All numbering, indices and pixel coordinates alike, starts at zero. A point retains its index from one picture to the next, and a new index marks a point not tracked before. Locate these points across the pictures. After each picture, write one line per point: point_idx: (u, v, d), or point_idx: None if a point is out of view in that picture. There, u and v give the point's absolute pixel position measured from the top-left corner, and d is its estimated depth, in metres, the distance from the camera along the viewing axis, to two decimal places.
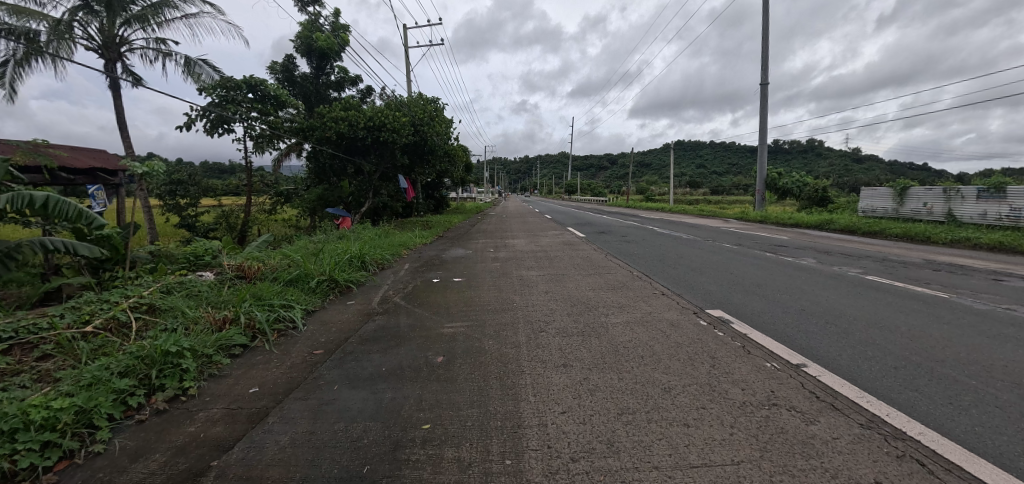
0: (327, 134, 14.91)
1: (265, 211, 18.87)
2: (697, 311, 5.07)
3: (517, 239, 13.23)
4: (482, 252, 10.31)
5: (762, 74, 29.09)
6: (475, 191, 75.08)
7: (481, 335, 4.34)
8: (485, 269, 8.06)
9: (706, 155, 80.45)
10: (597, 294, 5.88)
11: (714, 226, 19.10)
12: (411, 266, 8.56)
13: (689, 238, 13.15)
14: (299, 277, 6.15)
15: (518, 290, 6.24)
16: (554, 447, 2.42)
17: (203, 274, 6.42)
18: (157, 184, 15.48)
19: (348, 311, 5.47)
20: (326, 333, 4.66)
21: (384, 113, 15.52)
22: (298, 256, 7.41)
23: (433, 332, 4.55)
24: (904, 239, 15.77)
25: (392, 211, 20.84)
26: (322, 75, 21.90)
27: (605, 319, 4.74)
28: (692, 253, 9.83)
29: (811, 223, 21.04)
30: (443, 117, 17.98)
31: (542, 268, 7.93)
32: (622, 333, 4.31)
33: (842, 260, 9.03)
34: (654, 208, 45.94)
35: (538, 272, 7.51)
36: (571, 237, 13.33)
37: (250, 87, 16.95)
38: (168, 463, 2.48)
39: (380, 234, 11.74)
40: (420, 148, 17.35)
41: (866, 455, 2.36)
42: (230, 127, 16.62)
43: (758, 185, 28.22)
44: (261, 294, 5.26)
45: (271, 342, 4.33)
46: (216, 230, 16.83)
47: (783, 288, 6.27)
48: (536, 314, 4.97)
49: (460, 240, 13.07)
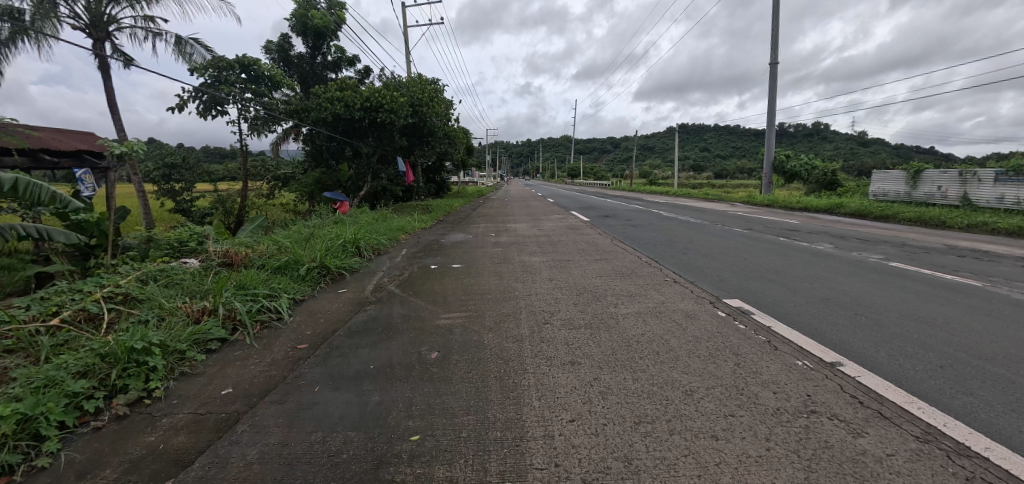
0: (323, 116, 14.39)
1: (264, 196, 18.94)
2: (714, 300, 4.69)
3: (520, 223, 12.86)
4: (482, 237, 9.93)
5: (772, 54, 28.18)
6: (477, 175, 74.35)
7: (480, 328, 3.99)
8: (486, 254, 7.70)
9: (711, 137, 79.08)
10: (604, 282, 5.49)
11: (721, 210, 18.63)
12: (409, 251, 8.18)
13: (697, 222, 12.72)
14: (287, 264, 5.80)
15: (521, 277, 5.86)
16: (562, 466, 2.07)
17: (187, 261, 6.07)
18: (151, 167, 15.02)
19: (339, 300, 5.11)
20: (314, 325, 4.32)
21: (381, 94, 14.92)
22: (288, 242, 7.06)
23: (427, 324, 4.20)
24: (917, 224, 15.27)
25: (392, 195, 20.39)
26: (319, 55, 21.21)
27: (616, 310, 4.36)
28: (702, 238, 9.42)
29: (820, 207, 20.53)
30: (443, 97, 17.32)
31: (545, 254, 7.55)
32: (633, 325, 3.95)
33: (859, 245, 8.61)
34: (658, 192, 45.32)
35: (541, 258, 7.13)
36: (575, 221, 12.94)
37: (243, 67, 16.28)
38: (118, 481, 2.15)
39: (378, 219, 11.34)
40: (420, 130, 16.78)
41: (932, 478, 2.00)
42: (224, 110, 16.08)
43: (765, 169, 27.59)
44: (245, 283, 4.91)
45: (252, 335, 4.01)
46: (212, 215, 16.46)
47: (804, 276, 5.87)
48: (540, 304, 4.60)
49: (460, 225, 12.70)
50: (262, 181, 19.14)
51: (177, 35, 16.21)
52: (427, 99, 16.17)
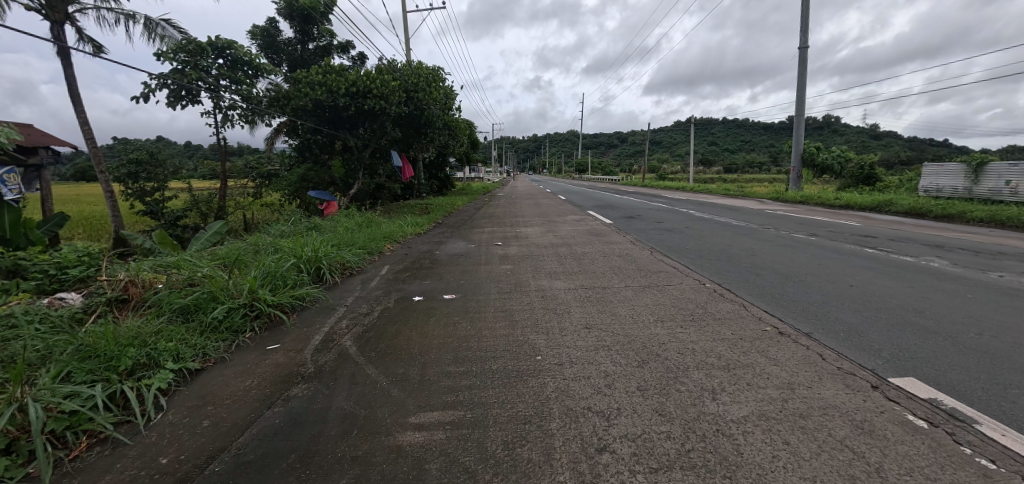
0: (303, 103, 12.52)
1: (250, 195, 17.19)
2: (877, 385, 2.75)
3: (532, 226, 10.98)
4: (487, 248, 7.97)
5: (802, 37, 25.80)
6: (483, 170, 72.48)
7: (476, 465, 2.06)
8: (491, 275, 5.80)
9: (723, 130, 76.32)
10: (672, 335, 3.54)
11: (758, 209, 16.52)
12: (391, 270, 6.26)
13: (742, 224, 10.72)
14: (197, 306, 4.03)
15: (541, 321, 3.92)
16: None
17: (62, 299, 4.29)
18: (112, 165, 13.27)
19: (256, 374, 3.21)
20: (183, 439, 2.44)
21: (370, 77, 13.04)
22: (222, 264, 5.23)
23: (379, 441, 2.29)
24: (991, 225, 13.07)
25: (388, 192, 18.56)
26: (309, 41, 19.35)
27: (722, 414, 2.42)
28: (765, 248, 7.43)
29: (865, 205, 18.30)
30: (443, 83, 15.35)
31: (568, 275, 5.62)
32: (777, 464, 2.00)
33: (979, 260, 6.58)
34: (673, 188, 43.00)
35: (566, 284, 5.17)
36: (597, 224, 11.01)
37: (217, 51, 14.36)
38: None
39: (363, 225, 9.47)
40: (416, 122, 14.76)
41: None
42: (197, 100, 14.26)
43: (794, 162, 25.38)
44: (103, 351, 3.11)
45: (58, 471, 2.20)
46: (187, 217, 14.74)
47: (969, 321, 3.89)
48: (581, 392, 2.69)
49: (462, 229, 10.83)
50: (248, 179, 17.38)
51: (147, 17, 14.50)
52: (423, 84, 14.17)
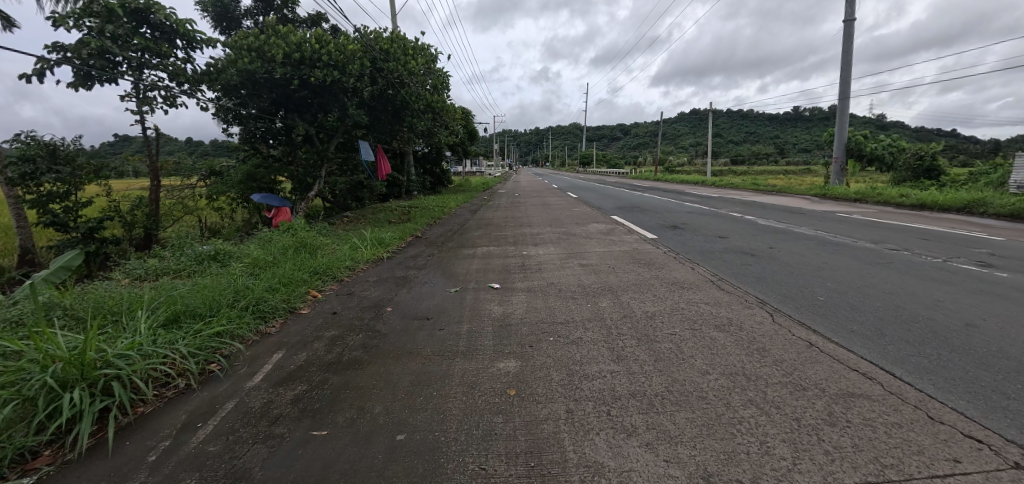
0: (228, 77, 9.41)
1: (200, 197, 14.07)
2: None
3: (547, 244, 7.81)
4: (475, 297, 4.78)
5: (849, 8, 22.26)
6: (481, 166, 69.42)
7: None
8: (473, 401, 2.61)
9: (735, 120, 72.43)
10: None
11: (824, 211, 13.25)
12: (274, 374, 3.08)
13: (846, 241, 7.44)
14: None
15: None
16: None
17: None
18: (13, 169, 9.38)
19: None
20: None
21: (323, 41, 9.88)
22: None
23: None
24: None
25: (367, 191, 15.40)
26: (271, 10, 15.98)
27: None
28: (962, 302, 4.22)
29: (947, 204, 14.87)
30: (426, 53, 12.12)
31: (649, 415, 2.40)
32: None
33: None
34: (689, 182, 39.39)
35: (664, 472, 1.95)
36: (636, 241, 7.81)
37: (132, 14, 11.09)
38: None
39: (293, 250, 6.30)
40: (391, 103, 11.47)
41: None
42: (110, 79, 11.00)
43: (839, 153, 22.01)
44: None
45: None
46: (107, 227, 11.02)
47: None
48: None
49: (447, 249, 7.67)
50: (197, 178, 14.24)
51: None
52: (397, 53, 10.96)
